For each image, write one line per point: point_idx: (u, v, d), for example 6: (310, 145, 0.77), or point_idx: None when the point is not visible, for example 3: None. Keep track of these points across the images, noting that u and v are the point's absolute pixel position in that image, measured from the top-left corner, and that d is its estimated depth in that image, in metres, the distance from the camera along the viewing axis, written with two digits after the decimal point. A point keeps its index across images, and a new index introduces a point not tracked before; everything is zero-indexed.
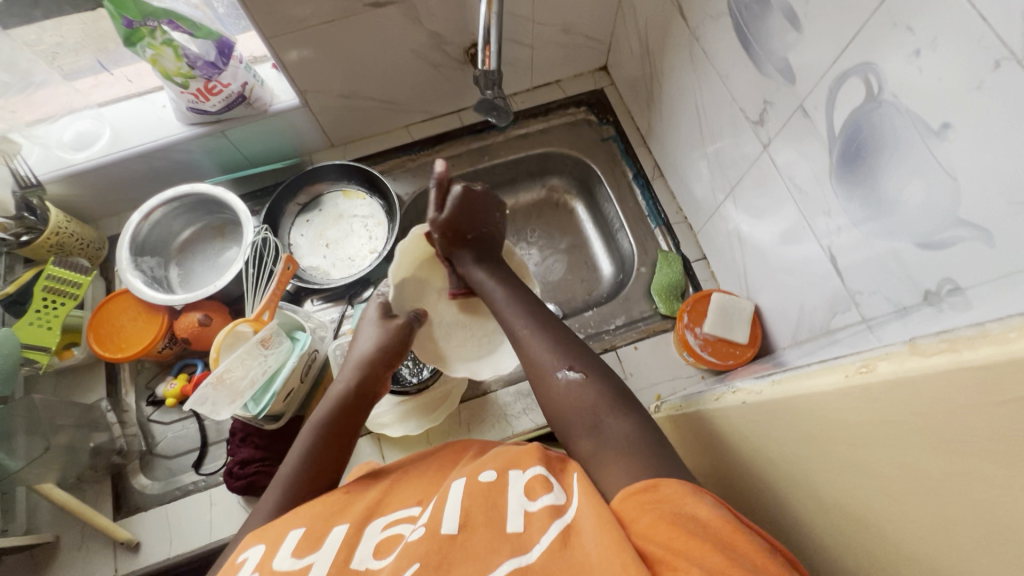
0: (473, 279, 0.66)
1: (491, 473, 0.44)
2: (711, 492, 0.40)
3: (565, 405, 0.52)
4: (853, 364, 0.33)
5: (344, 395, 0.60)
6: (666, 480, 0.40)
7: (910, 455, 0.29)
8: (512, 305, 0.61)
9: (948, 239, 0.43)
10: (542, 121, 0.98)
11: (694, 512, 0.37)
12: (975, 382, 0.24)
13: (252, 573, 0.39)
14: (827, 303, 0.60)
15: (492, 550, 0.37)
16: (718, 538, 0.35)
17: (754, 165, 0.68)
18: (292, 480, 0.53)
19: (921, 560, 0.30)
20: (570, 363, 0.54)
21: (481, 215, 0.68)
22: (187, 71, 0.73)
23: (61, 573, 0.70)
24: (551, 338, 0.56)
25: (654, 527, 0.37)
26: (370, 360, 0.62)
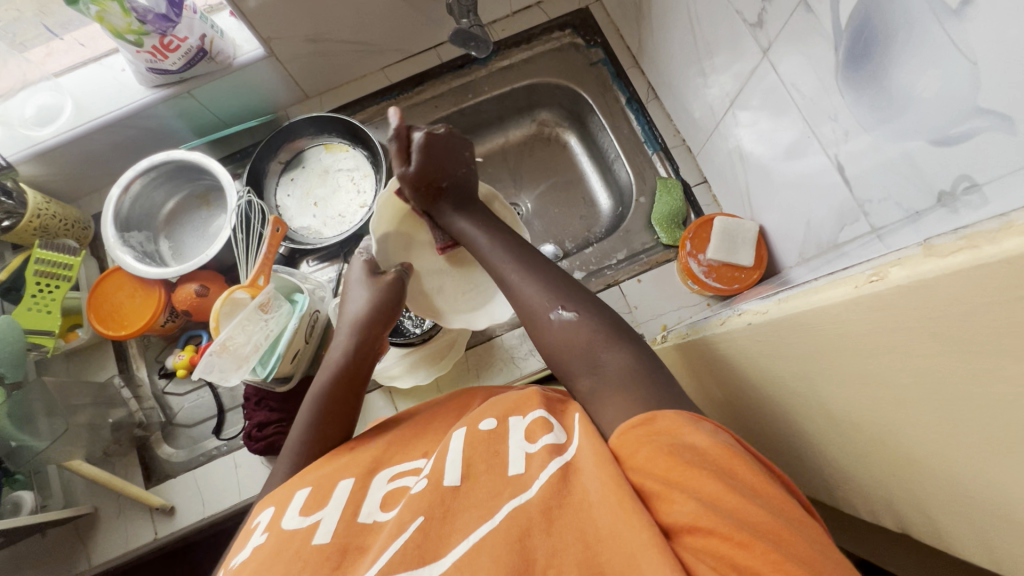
0: (456, 230, 0.65)
1: (490, 421, 0.45)
2: (709, 419, 0.40)
3: (560, 345, 0.50)
4: (863, 273, 0.32)
5: (345, 359, 0.60)
6: (663, 413, 0.39)
7: (929, 363, 0.27)
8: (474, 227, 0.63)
9: (965, 132, 0.39)
10: (525, 48, 0.91)
11: (691, 440, 0.37)
12: (995, 278, 0.22)
13: (264, 534, 0.40)
14: (835, 216, 0.57)
15: (494, 496, 0.37)
16: (717, 465, 0.35)
17: (754, 75, 0.63)
18: (303, 439, 0.53)
19: (950, 464, 0.29)
20: (562, 304, 0.52)
21: (446, 156, 0.66)
22: (138, 26, 0.68)
23: (104, 541, 0.74)
24: (539, 280, 0.54)
25: (650, 461, 0.36)
26: (363, 326, 0.62)
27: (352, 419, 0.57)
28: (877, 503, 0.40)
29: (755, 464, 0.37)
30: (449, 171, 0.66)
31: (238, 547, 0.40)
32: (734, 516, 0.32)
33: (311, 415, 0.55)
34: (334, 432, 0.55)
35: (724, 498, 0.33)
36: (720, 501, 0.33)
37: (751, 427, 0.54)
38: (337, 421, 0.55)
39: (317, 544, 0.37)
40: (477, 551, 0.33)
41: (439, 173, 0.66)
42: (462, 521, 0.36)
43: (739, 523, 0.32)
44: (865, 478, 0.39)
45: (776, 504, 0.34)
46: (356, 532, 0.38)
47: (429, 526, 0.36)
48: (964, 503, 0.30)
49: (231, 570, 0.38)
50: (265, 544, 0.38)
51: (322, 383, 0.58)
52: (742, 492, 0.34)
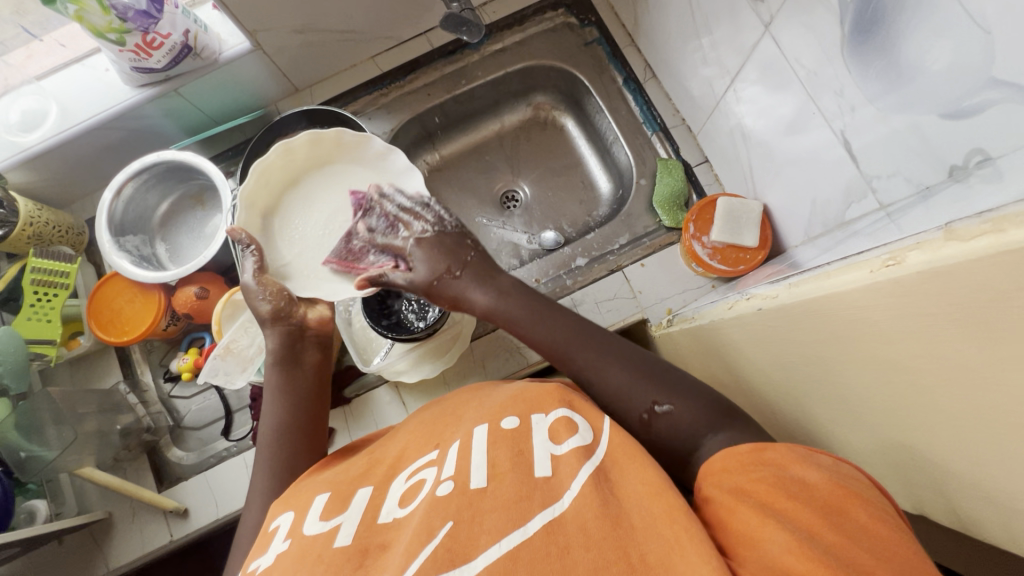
0: (506, 320, 0.58)
1: (513, 420, 0.44)
2: (826, 451, 0.38)
3: (669, 443, 0.47)
4: (879, 257, 0.31)
5: (276, 353, 0.61)
6: (773, 445, 0.38)
7: (949, 349, 0.27)
8: (510, 297, 0.58)
9: (979, 104, 0.38)
10: (518, 30, 0.89)
11: (800, 476, 0.35)
12: (1018, 263, 0.22)
13: (285, 540, 0.40)
14: (843, 193, 0.56)
15: (522, 498, 0.37)
16: (825, 503, 0.34)
17: (755, 51, 0.61)
18: (274, 437, 0.56)
19: (976, 449, 0.29)
20: (659, 394, 0.49)
21: (454, 237, 0.62)
22: (119, 24, 0.66)
23: (120, 546, 0.74)
24: (625, 368, 0.51)
25: (754, 486, 0.36)
26: (278, 318, 0.62)
27: (323, 400, 0.61)
28: (894, 487, 0.39)
29: (871, 500, 0.34)
30: (466, 249, 0.61)
31: (257, 552, 0.40)
32: (833, 554, 0.31)
33: (276, 413, 0.57)
34: (302, 423, 0.57)
35: (823, 533, 0.32)
36: (819, 535, 0.32)
37: (763, 412, 0.53)
38: (302, 413, 0.58)
39: (339, 546, 0.38)
40: (515, 559, 0.33)
41: (458, 257, 0.61)
42: (491, 523, 0.36)
43: (824, 553, 0.31)
44: (878, 461, 0.39)
45: (886, 551, 0.31)
46: (376, 532, 0.39)
47: (459, 531, 0.35)
48: (984, 485, 0.30)
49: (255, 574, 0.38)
50: (288, 550, 0.38)
51: (273, 383, 0.59)
52: (844, 534, 0.32)
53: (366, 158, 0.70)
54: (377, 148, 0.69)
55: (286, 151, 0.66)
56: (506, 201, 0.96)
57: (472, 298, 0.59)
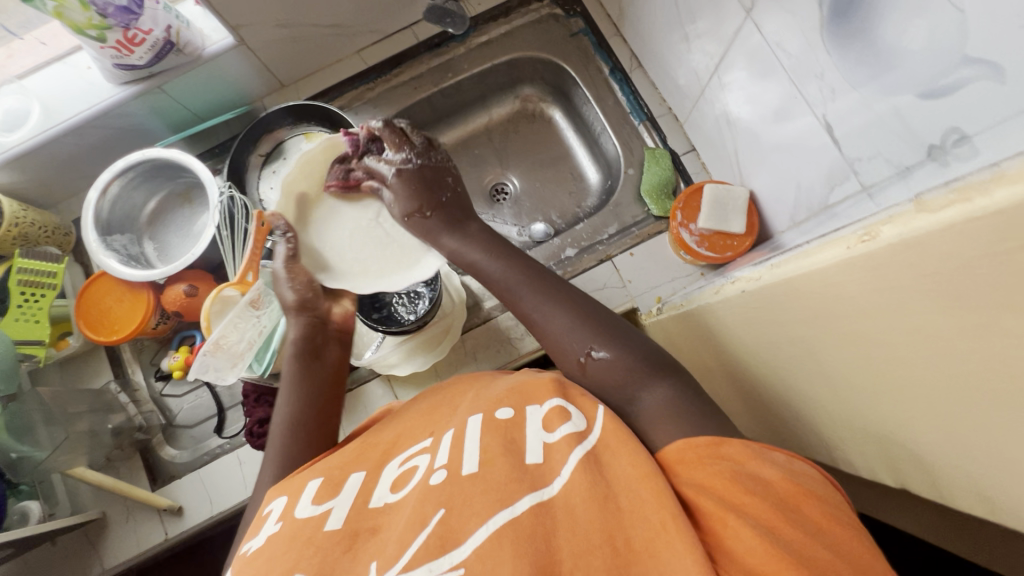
0: (467, 263, 0.60)
1: (507, 410, 0.44)
2: (781, 449, 0.37)
3: (598, 387, 0.49)
4: (855, 233, 0.31)
5: (298, 341, 0.61)
6: (730, 440, 0.37)
7: (923, 320, 0.27)
8: (473, 243, 0.60)
9: (955, 82, 0.39)
10: (504, 22, 0.88)
11: (758, 472, 0.35)
12: (986, 230, 0.22)
13: (278, 523, 0.40)
14: (825, 177, 0.57)
15: (512, 481, 0.37)
16: (781, 499, 0.33)
17: (738, 37, 0.62)
18: (286, 426, 0.55)
19: (953, 420, 0.29)
20: (595, 341, 0.50)
21: (433, 172, 0.63)
22: (100, 20, 0.65)
23: (115, 545, 0.74)
24: (569, 314, 0.52)
25: (711, 481, 0.35)
26: (302, 307, 0.63)
27: (337, 396, 0.60)
28: (875, 462, 0.40)
29: (822, 497, 0.34)
30: (443, 189, 0.63)
31: (251, 534, 0.41)
32: (794, 549, 0.31)
33: (291, 400, 0.57)
34: (315, 413, 0.57)
35: (783, 529, 0.32)
36: (778, 530, 0.32)
37: (750, 394, 0.54)
38: (316, 404, 0.57)
39: (330, 530, 0.38)
40: (500, 539, 0.33)
41: (435, 193, 0.62)
42: (479, 506, 0.36)
43: (785, 547, 0.31)
44: (859, 437, 0.40)
45: (840, 545, 0.32)
46: (366, 516, 0.39)
47: (450, 517, 0.36)
48: (961, 456, 0.30)
49: (247, 555, 0.39)
50: (280, 532, 0.39)
51: (290, 373, 0.59)
52: (804, 529, 0.32)
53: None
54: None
55: (332, 145, 0.65)
56: (495, 194, 0.96)
57: (440, 241, 0.62)
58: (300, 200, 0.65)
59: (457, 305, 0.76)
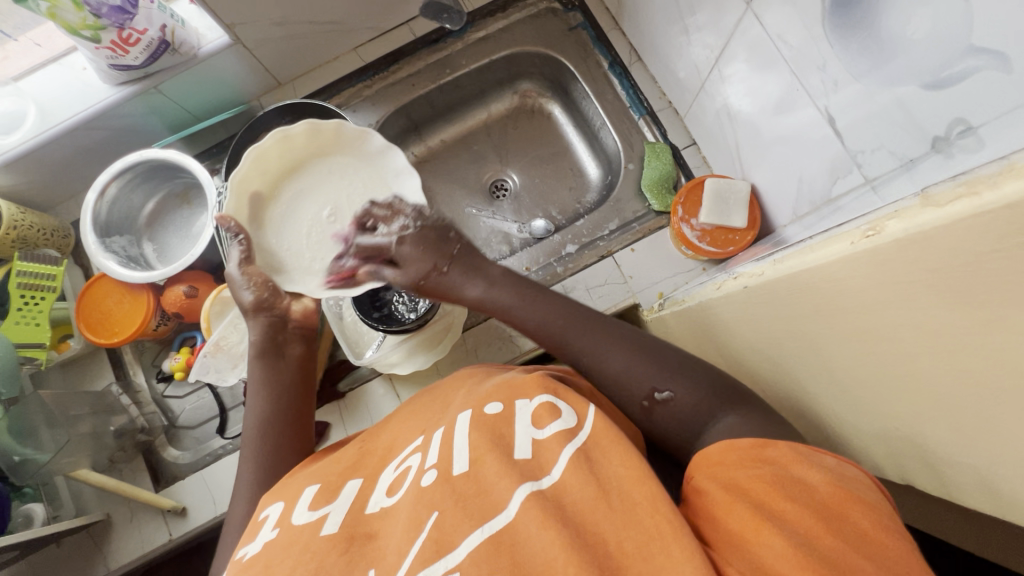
0: (494, 307, 0.58)
1: (496, 405, 0.44)
2: (832, 453, 0.37)
3: (674, 428, 0.47)
4: (859, 228, 0.31)
5: (260, 342, 0.60)
6: (775, 443, 0.37)
7: (930, 317, 0.27)
8: (500, 287, 0.58)
9: (959, 73, 0.38)
10: (501, 17, 0.88)
11: (801, 476, 0.34)
12: (994, 225, 0.22)
13: (274, 529, 0.40)
14: (828, 171, 0.56)
15: (502, 482, 0.37)
16: (824, 505, 0.33)
17: (738, 29, 0.61)
18: (262, 429, 0.56)
19: (962, 419, 0.29)
20: (657, 380, 0.49)
21: (438, 231, 0.60)
22: (94, 21, 0.65)
23: (119, 547, 0.74)
24: (624, 353, 0.51)
25: (751, 484, 0.35)
26: (258, 309, 0.61)
27: (308, 392, 0.61)
28: (880, 459, 0.39)
29: (874, 505, 0.33)
30: (452, 243, 0.60)
31: (246, 538, 0.41)
32: (827, 557, 0.30)
33: (263, 403, 0.57)
34: (289, 414, 0.57)
35: (821, 538, 0.31)
36: (816, 538, 0.31)
37: (754, 390, 0.54)
38: (288, 403, 0.58)
39: (325, 535, 0.38)
40: (494, 547, 0.33)
41: (443, 251, 0.59)
42: (473, 511, 0.36)
43: (815, 555, 0.30)
44: (865, 434, 0.39)
45: (880, 555, 0.30)
46: (362, 522, 0.40)
47: (444, 521, 0.36)
48: (968, 454, 0.30)
49: (242, 561, 0.39)
50: (277, 539, 0.39)
51: (257, 376, 0.59)
52: (844, 538, 0.31)
53: (365, 153, 0.68)
54: (377, 144, 0.67)
55: (285, 137, 0.64)
56: (495, 190, 0.96)
57: (462, 294, 0.59)
58: (254, 198, 0.65)
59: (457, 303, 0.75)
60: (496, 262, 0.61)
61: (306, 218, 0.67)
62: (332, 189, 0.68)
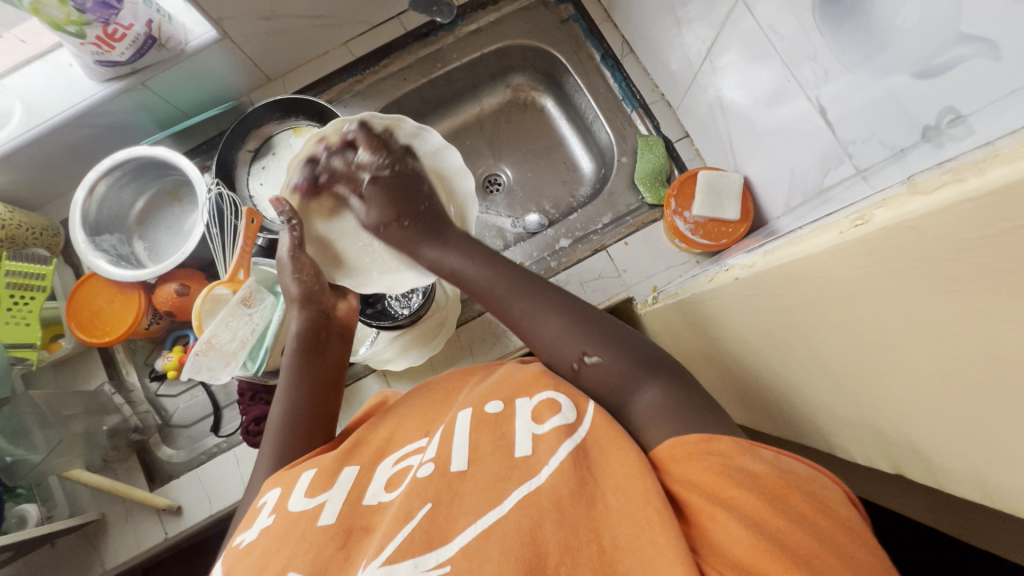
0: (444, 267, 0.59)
1: (498, 404, 0.44)
2: (770, 445, 0.37)
3: (597, 393, 0.47)
4: (847, 218, 0.31)
5: (299, 333, 0.61)
6: (719, 435, 0.37)
7: (917, 306, 0.27)
8: (455, 250, 0.60)
9: (949, 61, 0.38)
10: (492, 10, 0.87)
11: (747, 466, 0.34)
12: (979, 212, 0.22)
13: (270, 516, 0.40)
14: (820, 161, 0.56)
15: (502, 478, 0.37)
16: (768, 491, 0.33)
17: (729, 20, 0.60)
18: (285, 419, 0.55)
19: (951, 407, 0.29)
20: (587, 345, 0.48)
21: (410, 183, 0.64)
22: (78, 16, 0.64)
23: (114, 546, 0.74)
24: (558, 318, 0.50)
25: (700, 475, 0.35)
26: (307, 300, 0.63)
27: (337, 390, 0.60)
28: (871, 449, 0.40)
29: (816, 492, 0.33)
30: (420, 199, 0.63)
31: (243, 526, 0.41)
32: (779, 541, 0.30)
33: (291, 395, 0.57)
34: (314, 409, 0.56)
35: (773, 522, 0.31)
36: (765, 522, 0.31)
37: (747, 382, 0.54)
38: (315, 398, 0.57)
39: (322, 525, 0.38)
40: (487, 537, 0.33)
41: (413, 201, 0.63)
42: (469, 504, 0.36)
43: (769, 539, 0.30)
44: (854, 424, 0.39)
45: (833, 541, 0.31)
46: (359, 514, 0.39)
47: (437, 513, 0.36)
48: (956, 443, 0.30)
49: (240, 549, 0.39)
50: (271, 526, 0.39)
51: (290, 367, 0.59)
52: (794, 521, 0.31)
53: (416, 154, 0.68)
54: (434, 143, 0.67)
55: (345, 132, 0.64)
56: (488, 185, 0.95)
57: (418, 251, 0.62)
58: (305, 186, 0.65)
59: (451, 299, 0.75)
60: (454, 227, 0.63)
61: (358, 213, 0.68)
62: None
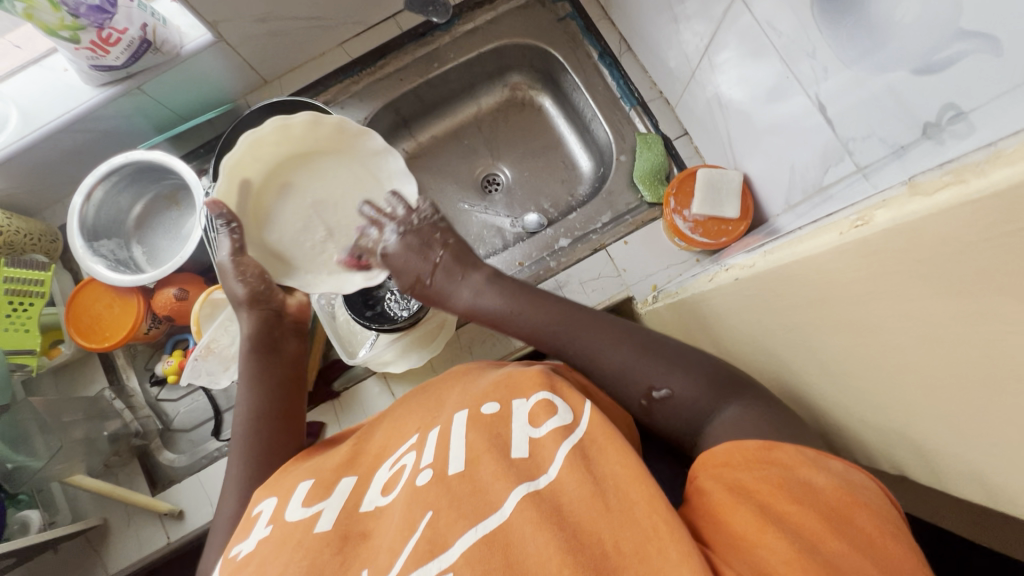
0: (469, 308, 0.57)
1: (493, 405, 0.44)
2: (839, 457, 0.36)
3: (674, 425, 0.48)
4: (848, 218, 0.30)
5: (250, 336, 0.60)
6: (783, 445, 0.36)
7: (920, 308, 0.27)
8: (491, 291, 0.57)
9: (950, 57, 0.37)
10: (489, 9, 0.86)
11: (807, 479, 0.34)
12: (981, 214, 0.21)
13: (267, 526, 0.40)
14: (820, 158, 0.56)
15: (499, 480, 0.37)
16: (831, 510, 0.32)
17: (727, 17, 0.60)
18: (247, 423, 0.55)
19: (955, 411, 0.29)
20: (655, 377, 0.48)
21: (421, 234, 0.60)
22: (72, 21, 0.63)
23: (117, 551, 0.74)
24: (621, 350, 0.50)
25: (758, 486, 0.34)
26: (255, 301, 0.61)
27: (298, 390, 0.60)
28: (874, 451, 0.39)
29: (876, 509, 0.33)
30: (434, 249, 0.59)
31: (240, 535, 0.41)
32: (830, 564, 0.30)
33: (250, 400, 0.56)
34: (279, 412, 0.57)
35: (828, 542, 0.31)
36: (821, 543, 0.30)
37: None
38: (279, 401, 0.57)
39: (319, 532, 0.38)
40: (489, 546, 0.33)
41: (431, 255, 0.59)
42: (468, 509, 0.36)
43: (820, 562, 0.29)
44: (857, 425, 0.39)
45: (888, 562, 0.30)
46: (356, 520, 0.39)
47: (438, 520, 0.35)
48: (960, 446, 0.30)
49: (236, 560, 0.38)
50: (270, 536, 0.39)
51: (249, 371, 0.58)
52: (851, 541, 0.31)
53: (360, 152, 0.69)
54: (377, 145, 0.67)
55: (286, 127, 0.62)
56: (487, 184, 0.95)
57: (450, 301, 0.59)
58: (243, 186, 0.64)
59: None
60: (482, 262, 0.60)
61: (296, 212, 0.68)
62: (325, 188, 0.69)
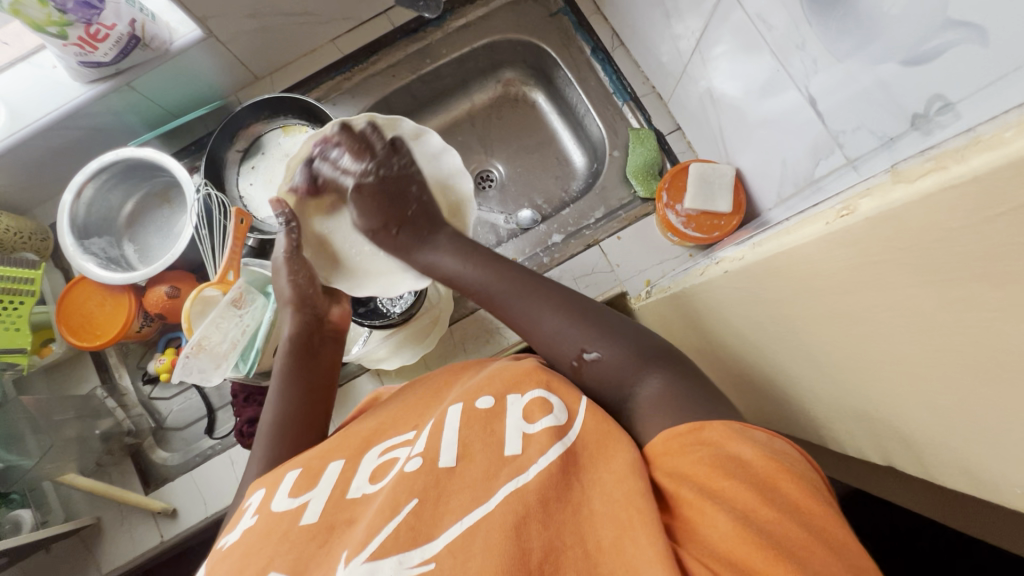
0: (430, 265, 0.62)
1: (488, 399, 0.43)
2: (762, 427, 0.36)
3: (597, 390, 0.47)
4: (833, 208, 0.30)
5: (292, 335, 0.60)
6: (710, 422, 0.36)
7: (903, 297, 0.27)
8: (459, 251, 0.60)
9: (937, 47, 0.37)
10: (481, 4, 0.86)
11: (738, 454, 0.34)
12: (963, 200, 0.21)
13: (254, 517, 0.40)
14: (811, 151, 0.55)
15: (490, 477, 0.37)
16: (761, 481, 0.32)
17: (718, 10, 0.60)
18: (278, 424, 0.53)
19: (940, 401, 0.29)
20: (585, 342, 0.48)
21: (398, 182, 0.65)
22: (59, 17, 0.63)
23: (110, 550, 0.73)
24: (556, 314, 0.51)
25: (693, 468, 0.34)
26: (300, 302, 0.63)
27: (330, 394, 0.59)
28: (862, 443, 0.39)
29: (804, 476, 0.33)
30: (409, 200, 0.65)
31: (228, 528, 0.41)
32: (770, 534, 0.30)
33: (281, 394, 0.56)
34: (307, 411, 0.55)
35: (762, 514, 0.30)
36: (755, 515, 0.30)
37: (740, 375, 0.53)
38: (308, 399, 0.56)
39: (306, 524, 0.38)
40: (472, 535, 0.33)
41: (405, 207, 0.64)
42: (456, 503, 0.36)
43: (759, 533, 0.30)
44: (846, 416, 0.39)
45: (824, 527, 0.30)
46: (343, 508, 0.39)
47: (423, 508, 0.35)
48: (946, 437, 0.30)
49: (223, 549, 0.38)
50: (254, 526, 0.38)
51: (285, 369, 0.58)
52: (784, 511, 0.31)
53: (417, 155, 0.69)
54: (433, 145, 0.68)
55: (345, 129, 0.64)
56: (480, 181, 0.95)
57: (411, 256, 0.63)
58: (305, 184, 0.66)
59: (444, 297, 0.75)
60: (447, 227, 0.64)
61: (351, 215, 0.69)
62: None
